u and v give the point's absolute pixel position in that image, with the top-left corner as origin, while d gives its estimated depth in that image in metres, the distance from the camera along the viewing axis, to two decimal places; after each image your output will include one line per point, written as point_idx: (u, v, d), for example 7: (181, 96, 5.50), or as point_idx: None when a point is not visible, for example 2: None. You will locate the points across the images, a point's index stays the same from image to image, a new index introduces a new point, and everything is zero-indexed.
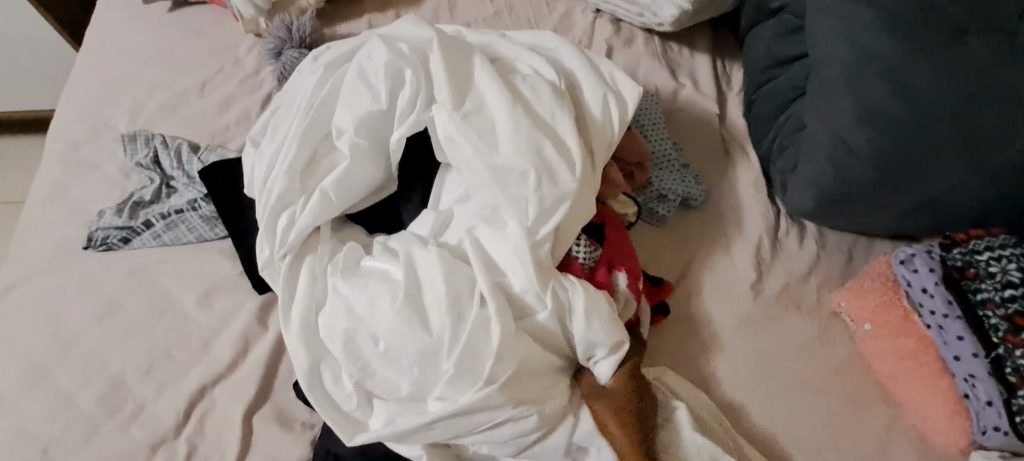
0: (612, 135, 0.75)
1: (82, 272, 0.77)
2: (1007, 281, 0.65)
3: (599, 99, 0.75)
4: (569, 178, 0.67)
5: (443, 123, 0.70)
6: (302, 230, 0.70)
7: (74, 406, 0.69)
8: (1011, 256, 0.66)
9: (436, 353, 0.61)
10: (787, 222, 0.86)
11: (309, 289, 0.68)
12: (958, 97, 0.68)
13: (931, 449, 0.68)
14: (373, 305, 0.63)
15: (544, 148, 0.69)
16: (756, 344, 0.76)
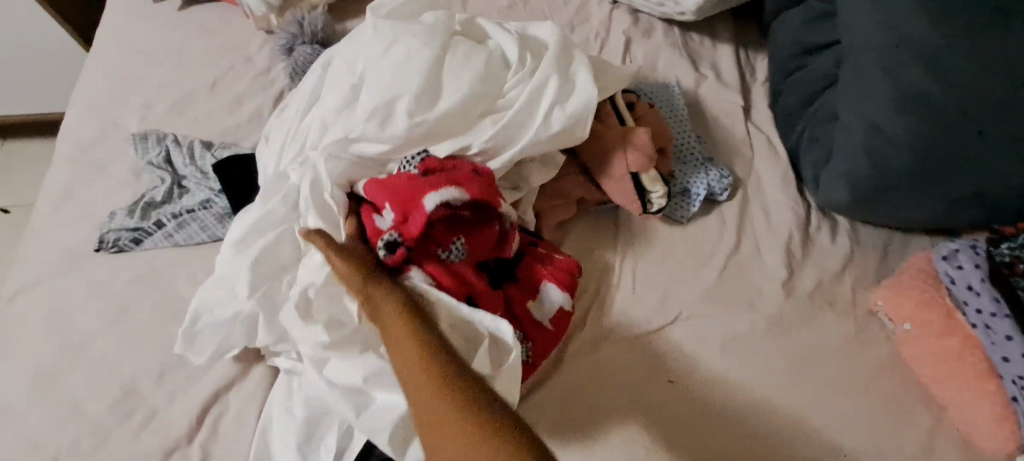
0: (548, 121, 0.71)
1: (95, 275, 0.76)
2: None
3: (537, 77, 0.72)
4: (397, 124, 0.69)
5: (371, 77, 0.72)
6: (277, 245, 0.68)
7: (85, 412, 0.68)
8: None
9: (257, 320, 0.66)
10: (817, 217, 0.83)
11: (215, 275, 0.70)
12: (1008, 82, 0.64)
13: (978, 455, 0.65)
14: (221, 278, 0.69)
15: (397, 104, 0.70)
16: (783, 343, 0.73)
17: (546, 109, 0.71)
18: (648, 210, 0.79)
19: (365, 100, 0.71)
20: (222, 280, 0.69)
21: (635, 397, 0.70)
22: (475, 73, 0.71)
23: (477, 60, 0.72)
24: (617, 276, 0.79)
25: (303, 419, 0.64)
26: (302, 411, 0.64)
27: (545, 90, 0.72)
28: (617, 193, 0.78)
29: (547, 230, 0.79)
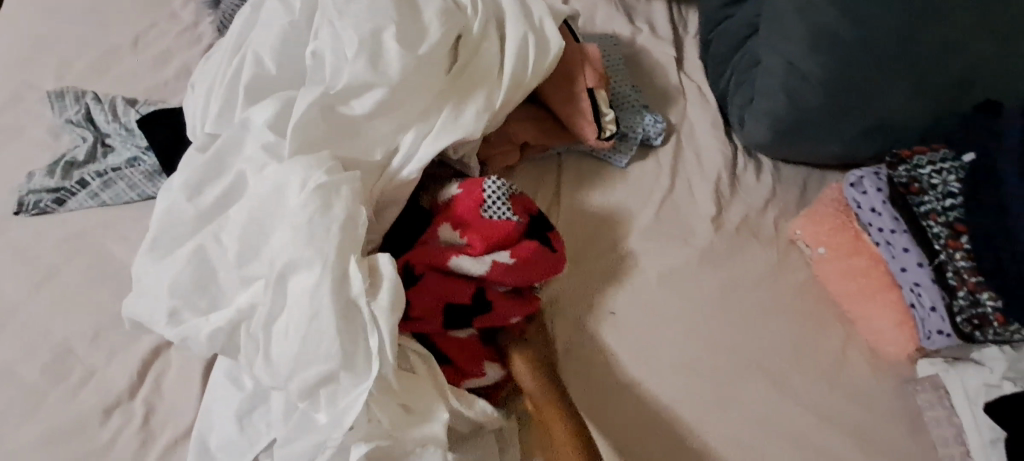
0: (544, 66, 0.68)
1: (16, 239, 0.72)
2: (947, 192, 0.66)
3: (515, 35, 0.66)
4: (392, 65, 0.59)
5: (337, 21, 0.61)
6: (203, 236, 0.56)
7: (16, 376, 0.65)
8: (950, 167, 0.67)
9: (194, 336, 0.54)
10: (744, 158, 0.88)
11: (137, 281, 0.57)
12: (906, 18, 0.69)
13: (882, 361, 0.73)
14: (147, 285, 0.56)
15: (385, 40, 0.60)
16: (717, 274, 0.79)
17: (534, 59, 0.67)
18: (601, 137, 0.79)
19: (337, 46, 0.61)
20: (144, 294, 0.56)
21: (571, 350, 0.73)
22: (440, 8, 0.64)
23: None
24: None
25: (249, 392, 0.60)
26: (250, 384, 0.61)
27: (526, 44, 0.67)
28: (574, 121, 0.78)
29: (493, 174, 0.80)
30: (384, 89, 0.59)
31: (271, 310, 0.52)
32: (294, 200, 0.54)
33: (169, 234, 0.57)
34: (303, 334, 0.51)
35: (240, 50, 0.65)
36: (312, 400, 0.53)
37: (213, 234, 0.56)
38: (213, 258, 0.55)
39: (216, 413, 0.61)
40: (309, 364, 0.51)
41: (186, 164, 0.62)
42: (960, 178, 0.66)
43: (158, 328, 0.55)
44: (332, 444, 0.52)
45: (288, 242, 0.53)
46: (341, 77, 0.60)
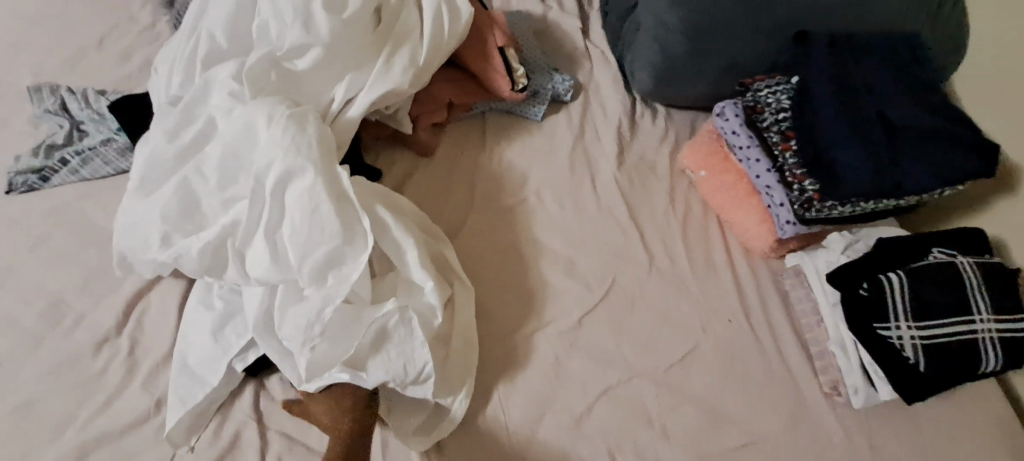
0: (458, 27, 0.82)
1: (6, 213, 0.83)
2: (781, 108, 0.81)
3: (429, 3, 0.80)
4: (321, 27, 0.72)
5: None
6: (189, 169, 0.68)
7: (16, 323, 0.76)
8: (782, 89, 0.82)
9: (189, 249, 0.67)
10: (642, 106, 1.04)
11: (129, 214, 0.68)
12: None
13: (753, 256, 0.92)
14: (139, 215, 0.68)
15: (313, 10, 0.73)
16: (625, 201, 0.95)
17: (447, 19, 0.81)
18: (516, 90, 0.95)
19: (275, 13, 0.73)
20: (137, 223, 0.68)
21: (505, 271, 0.88)
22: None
23: None
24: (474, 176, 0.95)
25: (220, 310, 0.73)
26: (220, 305, 0.74)
27: (440, 11, 0.81)
28: (490, 77, 0.93)
29: (423, 129, 0.93)
30: (320, 48, 0.73)
31: (269, 218, 0.67)
32: (266, 131, 0.68)
33: (158, 172, 0.69)
34: (307, 224, 0.67)
35: (195, 32, 0.78)
36: (319, 281, 0.68)
37: (195, 168, 0.68)
38: (199, 186, 0.68)
39: (194, 334, 0.74)
40: (305, 252, 0.67)
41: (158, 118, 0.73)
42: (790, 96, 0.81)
43: (153, 248, 0.67)
44: (339, 298, 0.67)
45: (262, 165, 0.67)
46: (283, 40, 0.73)
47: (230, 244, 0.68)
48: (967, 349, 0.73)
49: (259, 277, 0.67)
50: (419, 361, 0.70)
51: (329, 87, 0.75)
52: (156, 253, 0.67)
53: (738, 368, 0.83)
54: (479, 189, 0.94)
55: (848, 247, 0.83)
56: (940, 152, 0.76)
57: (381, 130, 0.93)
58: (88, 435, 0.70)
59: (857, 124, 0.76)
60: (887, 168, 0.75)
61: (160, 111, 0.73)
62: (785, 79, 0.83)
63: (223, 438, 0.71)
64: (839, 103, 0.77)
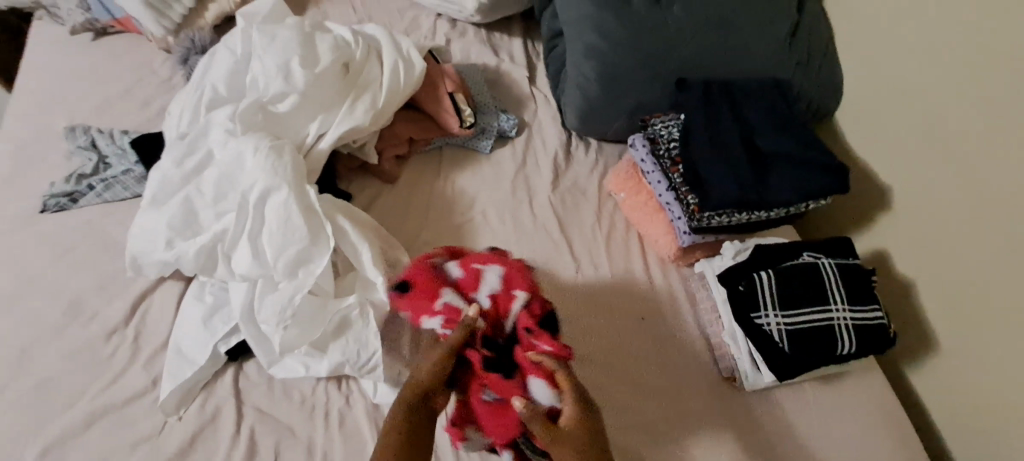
0: (413, 78, 1.02)
1: (40, 228, 1.01)
2: (671, 139, 1.01)
3: (389, 61, 1.01)
4: (299, 80, 0.93)
5: (263, 56, 0.94)
6: (191, 188, 0.86)
7: (44, 316, 0.93)
8: (671, 124, 1.02)
9: (187, 251, 0.84)
10: (576, 141, 1.23)
11: (141, 225, 0.86)
12: (633, 36, 1.04)
13: (667, 264, 1.07)
14: (149, 225, 0.85)
15: (293, 66, 0.93)
16: (558, 219, 1.12)
17: (403, 72, 1.01)
18: (465, 126, 1.15)
19: (263, 70, 0.93)
20: (147, 231, 0.85)
21: None
22: (330, 45, 0.97)
23: (329, 40, 0.97)
24: (431, 198, 1.13)
25: (211, 301, 0.90)
26: (210, 299, 0.90)
27: (397, 66, 1.01)
28: (443, 118, 1.13)
29: (387, 160, 1.12)
30: (297, 95, 0.93)
31: (251, 226, 0.85)
32: (252, 158, 0.86)
33: (165, 192, 0.87)
34: (281, 231, 0.84)
35: (199, 83, 0.98)
36: (290, 277, 0.85)
37: (195, 188, 0.86)
38: (198, 203, 0.86)
39: (186, 323, 0.89)
40: (280, 253, 0.84)
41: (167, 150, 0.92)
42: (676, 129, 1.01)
43: (159, 251, 0.84)
44: (306, 289, 0.84)
45: (248, 185, 0.85)
46: (269, 89, 0.92)
47: (219, 247, 0.85)
48: (824, 331, 0.88)
49: (242, 273, 0.84)
50: (370, 345, 0.85)
51: (304, 125, 0.94)
52: (160, 255, 0.84)
53: (646, 357, 0.98)
54: (433, 209, 1.11)
55: (737, 251, 0.99)
56: (793, 173, 0.95)
57: (352, 162, 1.12)
58: (96, 406, 0.85)
59: (724, 150, 0.95)
60: (750, 184, 0.93)
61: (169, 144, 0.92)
62: (675, 116, 1.03)
63: (205, 410, 0.86)
64: (711, 135, 0.96)
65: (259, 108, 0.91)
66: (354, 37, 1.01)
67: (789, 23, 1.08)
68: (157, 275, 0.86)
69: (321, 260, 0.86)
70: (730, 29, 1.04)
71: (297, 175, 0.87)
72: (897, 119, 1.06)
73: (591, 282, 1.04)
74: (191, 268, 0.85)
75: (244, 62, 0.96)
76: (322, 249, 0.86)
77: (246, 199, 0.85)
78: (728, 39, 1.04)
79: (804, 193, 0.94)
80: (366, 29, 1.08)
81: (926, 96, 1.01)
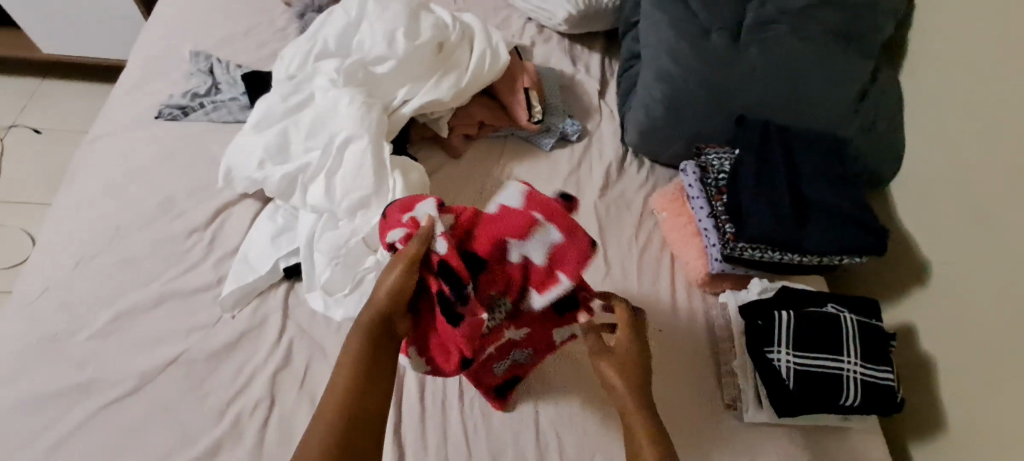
0: (497, 68, 1.12)
1: (152, 131, 1.15)
2: (721, 170, 1.07)
3: (479, 48, 1.11)
4: (399, 49, 1.04)
5: (373, 23, 1.06)
6: (288, 122, 0.98)
7: (139, 205, 1.05)
8: (724, 156, 1.08)
9: (274, 175, 0.95)
10: (632, 157, 1.29)
11: (240, 144, 0.98)
12: (705, 69, 1.10)
13: (693, 288, 1.12)
14: (247, 146, 0.97)
15: (397, 36, 1.05)
16: (600, 223, 1.18)
17: (490, 61, 1.11)
18: (533, 121, 1.24)
19: (371, 35, 1.05)
20: (244, 150, 0.97)
21: None
22: (432, 24, 1.08)
23: (432, 20, 1.08)
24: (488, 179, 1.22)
25: (280, 223, 1.01)
26: (280, 221, 1.02)
27: (486, 54, 1.12)
28: (514, 108, 1.24)
29: (456, 136, 1.22)
30: (395, 61, 1.04)
31: (332, 165, 0.95)
32: (346, 107, 0.97)
33: (266, 120, 0.98)
34: (356, 175, 0.94)
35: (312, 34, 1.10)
36: (353, 216, 0.94)
37: (292, 122, 0.98)
38: (291, 135, 0.97)
39: (257, 237, 1.01)
40: (350, 194, 0.94)
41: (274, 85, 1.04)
42: (727, 162, 1.07)
43: (251, 169, 0.96)
44: (363, 231, 0.92)
45: (338, 130, 0.96)
46: (372, 51, 1.04)
47: (300, 177, 0.95)
48: (832, 380, 0.91)
49: (314, 204, 0.94)
50: None
51: (394, 89, 1.05)
52: (251, 173, 0.96)
53: (655, 367, 1.02)
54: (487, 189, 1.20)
55: (763, 289, 1.03)
56: (832, 225, 0.99)
57: (424, 132, 1.23)
58: (167, 290, 0.96)
59: (769, 190, 1.01)
60: (788, 225, 0.98)
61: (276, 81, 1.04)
62: (729, 150, 1.10)
63: (256, 315, 0.96)
64: (758, 174, 1.03)
65: (361, 66, 1.03)
66: (454, 21, 1.12)
67: (858, 86, 1.12)
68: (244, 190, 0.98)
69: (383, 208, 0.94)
70: (798, 81, 1.09)
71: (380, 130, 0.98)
72: (947, 198, 1.07)
73: (618, 288, 1.10)
74: (274, 190, 0.96)
75: (355, 24, 1.08)
76: (385, 199, 0.94)
77: (333, 141, 0.96)
78: (795, 90, 1.09)
79: (838, 247, 0.98)
80: (464, 17, 1.19)
81: (977, 179, 1.02)
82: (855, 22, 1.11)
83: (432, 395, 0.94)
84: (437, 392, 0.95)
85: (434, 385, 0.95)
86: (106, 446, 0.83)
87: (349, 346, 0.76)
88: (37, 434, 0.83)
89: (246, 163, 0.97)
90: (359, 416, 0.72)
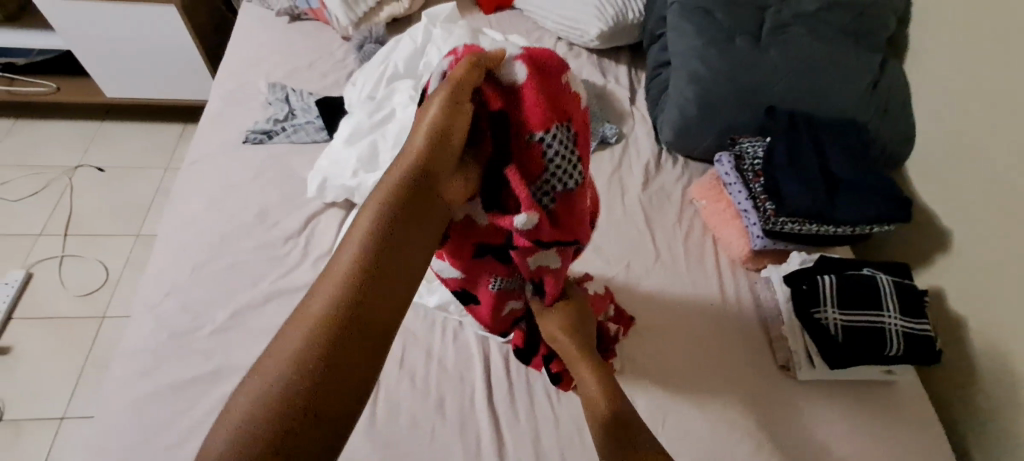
0: None
1: (241, 154, 1.28)
2: (756, 156, 1.20)
3: None
4: None
5: (441, 47, 1.21)
6: (375, 134, 1.11)
7: (239, 217, 1.17)
8: (756, 144, 1.21)
9: (365, 180, 1.08)
10: (666, 154, 1.42)
11: (335, 157, 1.12)
12: (731, 69, 1.24)
13: (737, 267, 1.23)
14: (340, 157, 1.11)
15: None
16: (645, 213, 1.30)
17: None
18: None
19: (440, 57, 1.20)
20: (338, 162, 1.11)
21: None
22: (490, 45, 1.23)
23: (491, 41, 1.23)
24: None
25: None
26: None
27: None
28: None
29: None
30: None
31: None
32: None
33: (355, 135, 1.12)
34: None
35: (385, 59, 1.25)
36: None
37: (377, 133, 1.11)
38: (377, 145, 1.10)
39: None
40: None
41: (357, 105, 1.18)
42: (761, 148, 1.20)
43: (345, 177, 1.10)
44: None
45: None
46: None
47: None
48: (876, 333, 1.01)
49: None
50: None
51: None
52: (346, 180, 1.09)
53: (710, 337, 1.12)
54: None
55: (803, 260, 1.15)
56: (862, 199, 1.10)
57: None
58: (274, 288, 1.08)
59: (800, 171, 1.13)
60: (820, 200, 1.09)
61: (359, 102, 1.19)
62: (760, 139, 1.22)
63: None
64: (789, 157, 1.14)
65: None
66: (508, 42, 1.27)
67: (870, 76, 1.25)
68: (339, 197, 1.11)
69: None
70: (816, 74, 1.23)
71: None
72: (958, 169, 1.19)
73: (669, 270, 1.21)
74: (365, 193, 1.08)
75: (423, 49, 1.23)
76: None
77: None
78: (814, 83, 1.23)
79: (867, 216, 1.10)
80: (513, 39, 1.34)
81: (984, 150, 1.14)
82: (861, 21, 1.26)
83: (515, 371, 1.05)
84: (519, 368, 1.05)
85: (517, 361, 1.06)
86: None
87: (324, 291, 0.47)
88: (175, 417, 0.93)
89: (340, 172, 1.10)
90: (334, 372, 0.43)
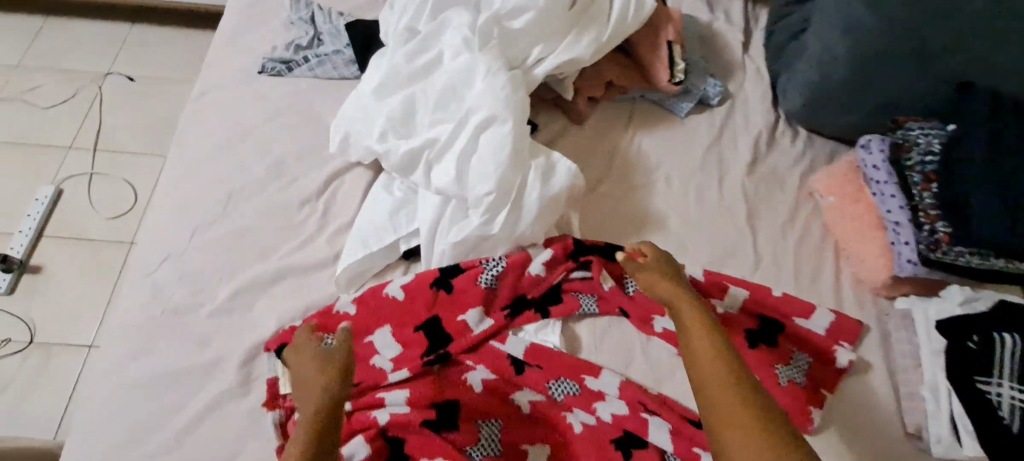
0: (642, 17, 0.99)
1: (256, 87, 1.06)
2: (929, 150, 0.90)
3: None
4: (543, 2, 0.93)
5: None
6: (412, 92, 0.90)
7: (250, 169, 0.98)
8: (934, 134, 0.91)
9: (395, 149, 0.88)
10: (785, 125, 1.08)
11: (358, 110, 0.92)
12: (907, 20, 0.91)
13: (863, 286, 0.93)
14: (369, 117, 0.91)
15: None
16: (750, 206, 1.00)
17: (632, 18, 0.99)
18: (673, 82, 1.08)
19: None
20: (364, 118, 0.91)
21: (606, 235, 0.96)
22: None
23: None
24: (610, 149, 1.06)
25: (398, 198, 0.90)
26: (399, 194, 0.91)
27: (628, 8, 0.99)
28: (655, 70, 1.08)
29: (581, 99, 1.06)
30: (535, 12, 0.93)
31: (464, 146, 0.85)
32: (483, 78, 0.89)
33: (384, 89, 0.92)
34: (492, 157, 0.84)
35: None
36: (481, 213, 0.84)
37: (421, 92, 0.90)
38: (418, 106, 0.90)
39: (364, 216, 0.90)
40: (488, 177, 0.83)
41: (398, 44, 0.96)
42: (942, 141, 0.89)
43: (373, 142, 0.90)
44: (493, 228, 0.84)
45: (475, 112, 0.87)
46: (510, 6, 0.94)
47: (425, 153, 0.87)
48: None
49: (439, 187, 0.85)
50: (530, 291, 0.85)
51: (533, 48, 0.95)
52: (372, 145, 0.89)
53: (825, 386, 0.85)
54: (593, 158, 1.04)
55: (968, 300, 0.87)
56: None
57: (547, 94, 1.07)
58: (283, 264, 0.89)
59: (997, 179, 0.84)
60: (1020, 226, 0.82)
61: (400, 40, 0.95)
62: (940, 127, 0.92)
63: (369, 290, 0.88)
64: (983, 158, 0.85)
65: (501, 25, 0.93)
66: None
67: None
68: (364, 160, 0.92)
69: (524, 200, 0.84)
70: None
71: (513, 104, 0.87)
72: None
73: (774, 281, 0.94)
74: (393, 161, 0.88)
75: None
76: (529, 189, 0.84)
77: (467, 118, 0.87)
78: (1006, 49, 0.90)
79: None
80: None
81: None
82: None
83: None
84: None
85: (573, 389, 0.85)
86: (223, 440, 0.76)
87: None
88: (163, 416, 0.78)
89: (367, 133, 0.91)
90: None
